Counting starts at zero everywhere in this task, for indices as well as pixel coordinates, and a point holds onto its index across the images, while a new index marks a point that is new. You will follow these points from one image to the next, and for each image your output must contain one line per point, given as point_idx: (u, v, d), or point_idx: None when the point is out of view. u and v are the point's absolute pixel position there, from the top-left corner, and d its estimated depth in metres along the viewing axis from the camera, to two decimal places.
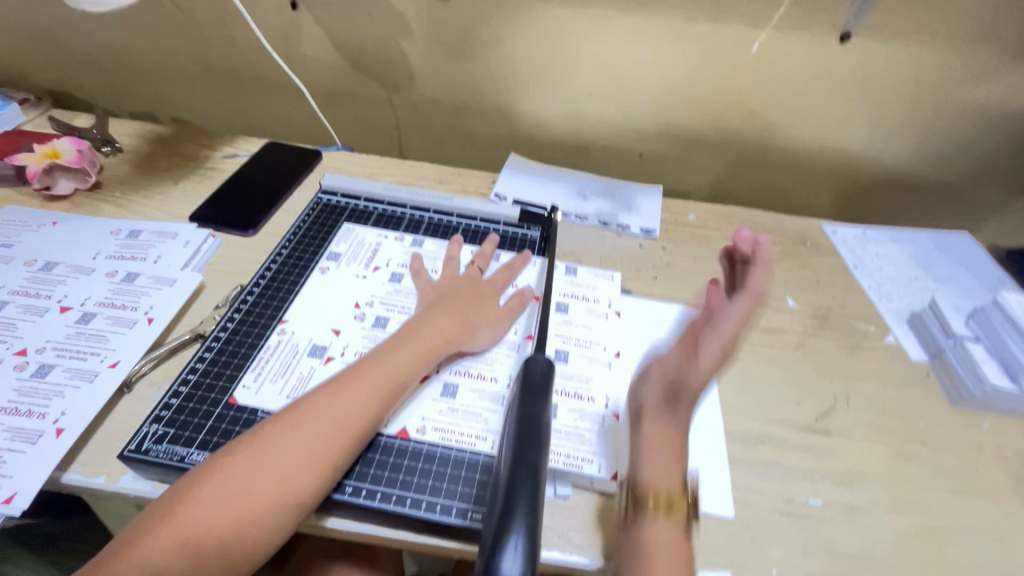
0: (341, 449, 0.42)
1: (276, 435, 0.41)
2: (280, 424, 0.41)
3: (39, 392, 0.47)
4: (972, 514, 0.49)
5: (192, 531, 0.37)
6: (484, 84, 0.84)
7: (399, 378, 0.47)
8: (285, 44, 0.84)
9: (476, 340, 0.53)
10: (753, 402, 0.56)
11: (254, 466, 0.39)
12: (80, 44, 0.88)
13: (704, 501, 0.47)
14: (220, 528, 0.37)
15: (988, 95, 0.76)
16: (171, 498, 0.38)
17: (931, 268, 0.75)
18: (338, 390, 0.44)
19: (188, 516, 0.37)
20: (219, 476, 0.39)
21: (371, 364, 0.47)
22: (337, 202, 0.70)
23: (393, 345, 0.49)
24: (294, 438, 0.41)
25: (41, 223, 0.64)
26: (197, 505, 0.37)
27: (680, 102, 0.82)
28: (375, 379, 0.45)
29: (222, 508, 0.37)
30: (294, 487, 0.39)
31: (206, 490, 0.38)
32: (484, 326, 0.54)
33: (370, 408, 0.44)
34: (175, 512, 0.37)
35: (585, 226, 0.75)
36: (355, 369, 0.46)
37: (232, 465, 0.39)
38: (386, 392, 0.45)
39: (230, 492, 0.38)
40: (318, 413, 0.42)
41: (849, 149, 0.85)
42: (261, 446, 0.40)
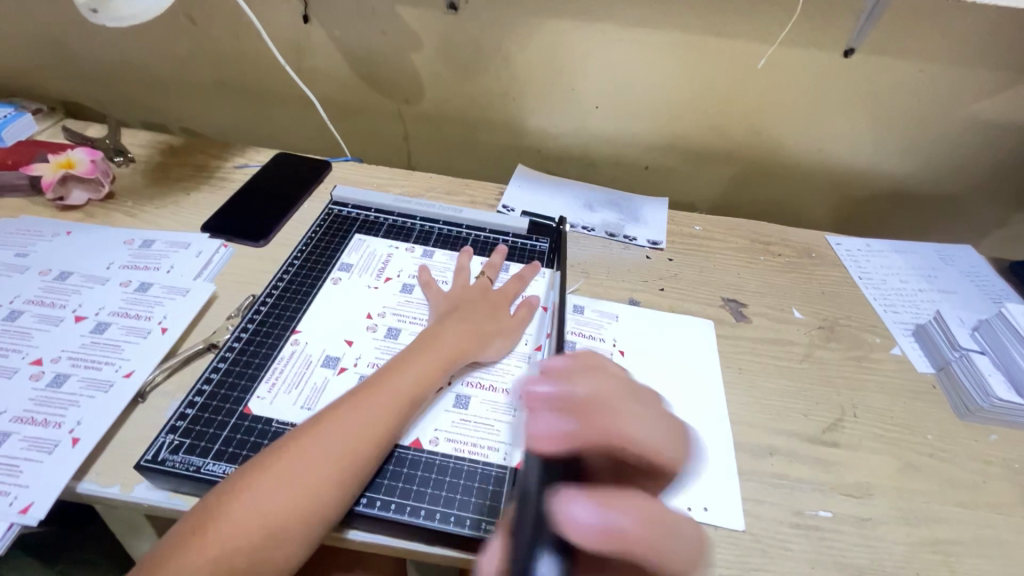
0: (364, 463, 0.42)
1: (300, 449, 0.41)
2: (304, 438, 0.42)
3: (54, 401, 0.48)
4: (981, 527, 0.50)
5: (223, 548, 0.37)
6: (493, 96, 0.85)
7: (417, 390, 0.47)
8: (296, 57, 0.85)
9: (489, 350, 0.54)
10: (762, 413, 0.56)
11: (280, 482, 0.39)
12: (94, 56, 0.89)
13: (715, 514, 0.48)
14: (252, 544, 0.37)
15: (989, 110, 0.77)
16: (202, 514, 0.38)
17: (935, 280, 0.75)
18: (358, 403, 0.44)
19: (219, 533, 0.37)
20: (251, 491, 0.39)
21: (389, 376, 0.47)
22: (348, 213, 0.71)
23: (410, 355, 0.49)
24: (318, 452, 0.41)
25: (55, 232, 0.65)
26: (228, 522, 0.37)
27: (685, 115, 0.83)
28: (394, 391, 0.46)
29: (254, 524, 0.38)
30: (321, 502, 0.40)
31: (234, 506, 0.38)
32: (497, 337, 0.55)
33: (391, 420, 0.44)
34: (204, 530, 0.37)
35: (592, 237, 0.76)
36: (373, 381, 0.46)
37: (259, 481, 0.39)
38: (405, 404, 0.46)
39: (260, 507, 0.38)
40: (343, 425, 0.43)
41: (852, 163, 0.86)
42: (290, 460, 0.40)
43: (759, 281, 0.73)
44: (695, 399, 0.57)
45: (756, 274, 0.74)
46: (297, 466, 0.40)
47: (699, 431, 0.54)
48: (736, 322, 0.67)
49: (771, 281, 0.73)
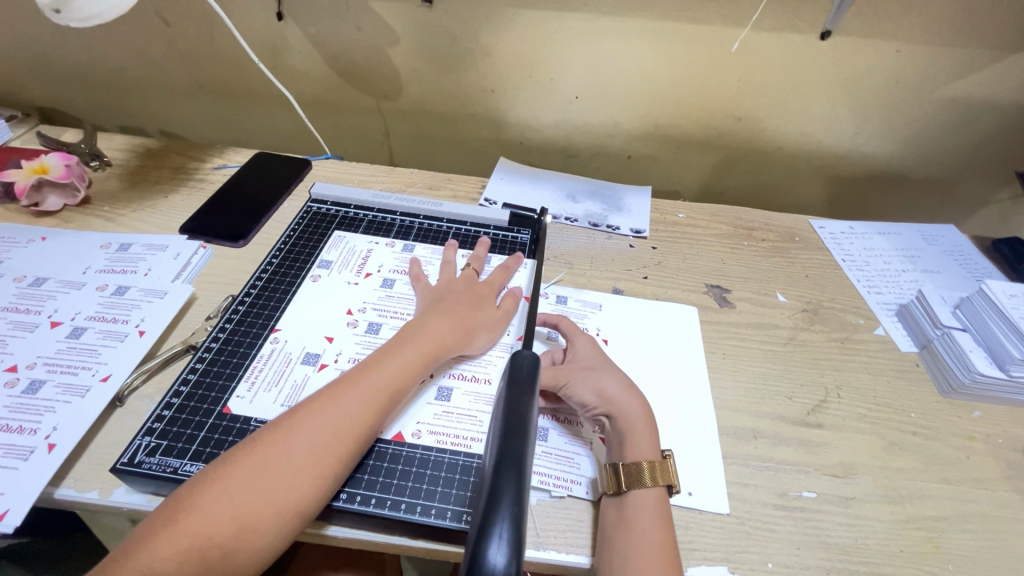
0: (341, 458, 0.42)
1: (273, 442, 0.41)
2: (277, 431, 0.41)
3: (30, 408, 0.47)
4: (965, 503, 0.50)
5: (193, 539, 0.36)
6: (472, 90, 0.85)
7: (397, 384, 0.47)
8: (272, 55, 0.84)
9: (474, 346, 0.53)
10: (746, 397, 0.57)
11: (253, 473, 0.39)
12: (67, 60, 0.88)
13: (700, 499, 0.48)
14: (221, 535, 0.37)
15: (966, 89, 0.77)
16: (173, 507, 0.38)
17: (918, 260, 0.76)
18: (335, 397, 0.44)
19: (190, 524, 0.37)
20: (221, 483, 0.38)
21: (367, 370, 0.46)
22: (327, 210, 0.71)
23: (392, 349, 0.49)
24: (292, 444, 0.41)
25: (30, 238, 0.64)
26: (198, 512, 0.37)
27: (666, 103, 0.83)
28: (373, 385, 0.45)
29: (223, 515, 0.37)
30: (295, 495, 0.39)
31: (206, 497, 0.38)
32: (482, 329, 0.54)
33: (370, 414, 0.44)
34: (176, 521, 0.37)
35: (575, 227, 0.76)
36: (352, 376, 0.46)
37: (229, 473, 0.39)
38: (385, 398, 0.45)
39: (231, 498, 0.38)
40: (316, 419, 0.42)
41: (833, 146, 0.86)
42: (261, 453, 0.40)
43: (742, 266, 0.73)
44: (679, 385, 0.57)
45: (740, 259, 0.74)
46: (269, 459, 0.40)
47: (682, 416, 0.54)
48: (719, 307, 0.67)
49: (755, 265, 0.73)
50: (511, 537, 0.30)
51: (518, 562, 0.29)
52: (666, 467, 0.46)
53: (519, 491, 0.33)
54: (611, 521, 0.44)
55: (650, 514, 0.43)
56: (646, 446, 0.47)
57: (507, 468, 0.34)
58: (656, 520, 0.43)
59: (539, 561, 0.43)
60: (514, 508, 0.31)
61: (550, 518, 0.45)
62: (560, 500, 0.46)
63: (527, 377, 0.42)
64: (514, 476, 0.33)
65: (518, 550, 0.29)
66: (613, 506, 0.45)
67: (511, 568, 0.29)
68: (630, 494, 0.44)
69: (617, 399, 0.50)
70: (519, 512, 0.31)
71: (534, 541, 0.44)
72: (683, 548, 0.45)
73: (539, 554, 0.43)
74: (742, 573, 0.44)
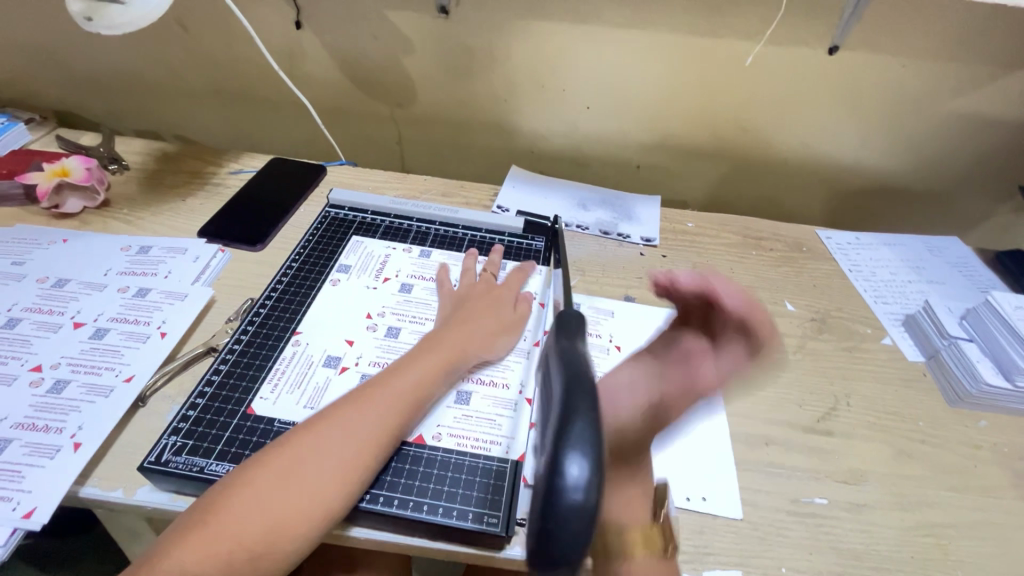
0: (367, 466, 0.42)
1: (301, 447, 0.41)
2: (303, 435, 0.42)
3: (55, 407, 0.48)
4: (973, 511, 0.51)
5: (223, 542, 0.37)
6: (486, 99, 0.86)
7: (423, 389, 0.48)
8: (289, 62, 0.86)
9: (495, 350, 0.55)
10: (757, 404, 0.57)
11: (279, 479, 0.40)
12: (86, 65, 0.89)
13: (713, 504, 0.48)
14: (248, 538, 0.38)
15: (969, 104, 0.79)
16: (201, 511, 0.39)
17: (923, 272, 0.77)
18: (360, 403, 0.45)
19: (218, 529, 0.37)
20: (249, 488, 0.39)
21: (394, 375, 0.48)
22: (344, 215, 0.72)
23: (418, 354, 0.50)
24: (319, 449, 0.41)
25: (51, 240, 0.65)
26: (227, 515, 0.38)
27: (676, 114, 0.85)
28: (399, 391, 0.46)
29: (251, 517, 0.38)
30: (321, 502, 0.40)
31: (233, 503, 0.39)
32: (502, 334, 0.56)
33: (395, 420, 0.45)
34: (206, 522, 0.38)
35: (587, 235, 0.77)
36: (376, 382, 0.47)
37: (258, 476, 0.40)
38: (409, 405, 0.46)
39: (258, 504, 0.39)
40: (344, 423, 0.43)
41: (840, 158, 0.87)
42: (289, 456, 0.41)
43: (751, 275, 0.74)
44: (692, 392, 0.57)
45: (748, 268, 0.75)
46: (296, 463, 0.41)
47: (695, 423, 0.55)
48: None
49: (763, 275, 0.74)
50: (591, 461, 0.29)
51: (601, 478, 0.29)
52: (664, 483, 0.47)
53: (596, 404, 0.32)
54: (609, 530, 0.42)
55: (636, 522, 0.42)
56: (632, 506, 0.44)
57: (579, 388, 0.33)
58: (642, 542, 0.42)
59: None
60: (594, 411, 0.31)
61: None
62: None
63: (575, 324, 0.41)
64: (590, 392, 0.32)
65: (599, 468, 0.29)
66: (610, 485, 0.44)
67: (592, 484, 0.29)
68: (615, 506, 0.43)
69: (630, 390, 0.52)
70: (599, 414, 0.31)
71: None
72: (698, 552, 0.45)
73: None
74: None
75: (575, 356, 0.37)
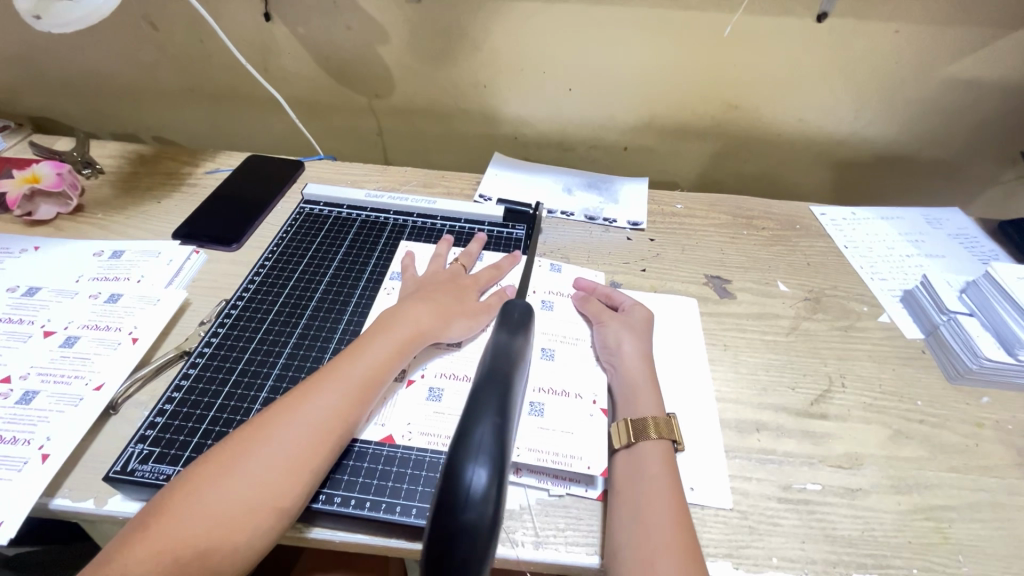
0: (322, 453, 0.42)
1: (251, 441, 0.40)
2: (257, 431, 0.41)
3: (24, 418, 0.47)
4: (975, 492, 0.49)
5: (166, 542, 0.36)
6: (465, 85, 0.84)
7: (376, 374, 0.47)
8: (261, 57, 0.84)
9: (452, 333, 0.53)
10: (748, 388, 0.56)
11: (230, 474, 0.39)
12: (58, 69, 0.88)
13: (700, 493, 0.47)
14: (195, 537, 0.36)
15: (967, 69, 0.76)
16: (151, 511, 0.37)
17: (922, 245, 0.74)
18: (309, 392, 0.44)
19: (167, 531, 0.36)
20: (200, 487, 0.38)
21: (346, 361, 0.47)
22: (320, 211, 0.70)
23: (368, 340, 0.49)
24: (269, 443, 0.40)
25: (22, 249, 0.64)
26: (171, 518, 0.37)
27: (661, 92, 0.82)
28: (351, 377, 0.45)
29: (199, 513, 0.37)
30: (274, 497, 0.39)
31: (183, 504, 0.37)
32: (461, 315, 0.54)
33: (350, 409, 0.44)
34: (148, 527, 0.36)
35: (571, 221, 0.75)
36: (326, 371, 0.46)
37: (210, 474, 0.39)
38: (364, 389, 0.45)
39: (209, 503, 0.37)
40: (292, 416, 0.42)
41: (833, 131, 0.84)
42: (242, 451, 0.40)
43: (742, 255, 0.72)
44: (676, 378, 0.56)
45: (740, 249, 0.73)
46: (249, 460, 0.39)
47: (679, 410, 0.53)
48: (719, 298, 0.66)
49: (755, 255, 0.72)
50: (491, 467, 0.32)
51: (498, 484, 0.31)
52: (670, 424, 0.48)
53: (503, 413, 0.35)
54: (621, 478, 0.45)
55: (658, 465, 0.45)
56: (658, 466, 0.45)
57: (493, 391, 0.37)
58: (667, 499, 0.43)
59: (544, 561, 0.42)
60: (498, 419, 0.35)
61: (552, 517, 0.44)
62: (559, 499, 0.46)
63: (519, 320, 0.46)
64: (498, 395, 0.36)
65: (498, 471, 0.32)
66: (623, 459, 0.46)
67: (490, 492, 0.31)
68: (638, 448, 0.46)
69: (627, 361, 0.53)
70: (502, 422, 0.35)
71: (532, 540, 0.43)
72: None
73: (543, 554, 0.42)
74: (746, 569, 0.43)
75: (503, 352, 0.41)
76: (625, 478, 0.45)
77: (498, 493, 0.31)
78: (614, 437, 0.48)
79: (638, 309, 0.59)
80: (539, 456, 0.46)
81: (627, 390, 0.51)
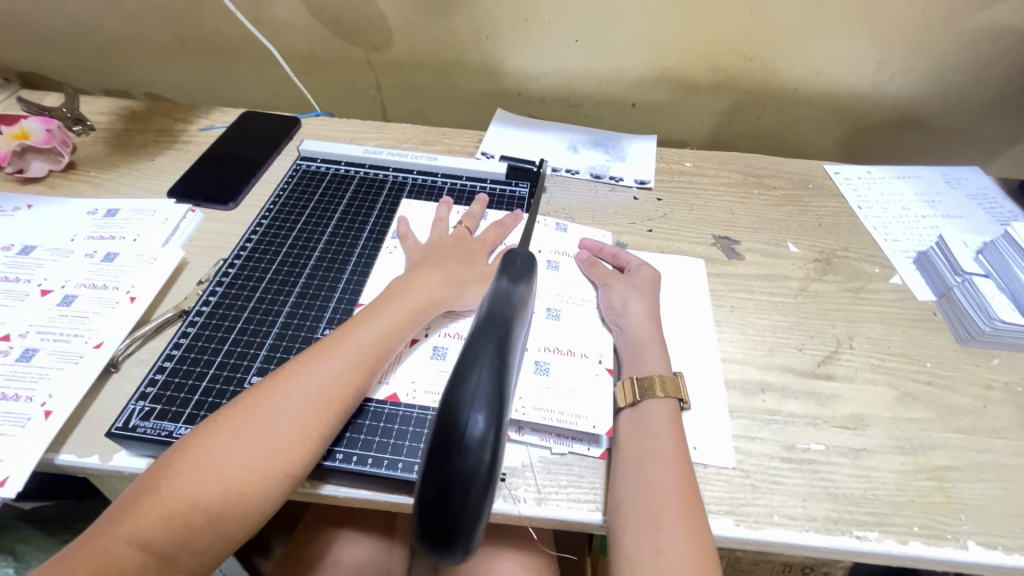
0: (329, 421, 0.41)
1: (258, 406, 0.40)
2: (264, 396, 0.41)
3: (25, 376, 0.47)
4: (981, 453, 0.48)
5: (178, 506, 0.36)
6: (466, 37, 0.80)
7: (385, 342, 0.45)
8: (252, 6, 0.80)
9: (465, 302, 0.51)
10: (754, 349, 0.55)
11: (238, 440, 0.38)
12: (43, 20, 0.84)
13: (705, 451, 0.47)
14: (203, 500, 0.36)
15: (999, 17, 0.71)
16: (157, 472, 0.37)
17: (938, 206, 0.72)
18: (318, 358, 0.43)
19: (173, 493, 0.36)
20: (205, 450, 0.38)
21: (354, 327, 0.46)
22: (317, 168, 0.68)
23: (379, 306, 0.48)
24: (278, 410, 0.40)
25: (15, 207, 0.62)
26: (179, 483, 0.36)
27: (672, 45, 0.78)
28: (359, 345, 0.44)
29: (208, 478, 0.37)
30: (281, 463, 0.38)
31: (188, 466, 0.37)
32: (472, 283, 0.52)
33: (357, 377, 0.43)
34: (157, 490, 0.36)
35: (576, 180, 0.73)
36: (335, 337, 0.45)
37: (216, 437, 0.38)
38: (373, 358, 0.44)
39: (215, 467, 0.37)
40: (299, 382, 0.41)
41: (852, 86, 0.80)
42: (248, 417, 0.39)
43: (751, 216, 0.70)
44: (682, 339, 0.55)
45: (749, 209, 0.71)
46: (255, 425, 0.39)
47: (683, 368, 0.52)
48: (728, 259, 0.64)
49: (765, 215, 0.70)
50: (491, 414, 0.29)
51: (497, 431, 0.29)
52: (676, 383, 0.48)
53: (503, 352, 0.32)
54: (626, 436, 0.45)
55: (665, 424, 0.45)
56: (661, 415, 0.45)
57: (490, 330, 0.33)
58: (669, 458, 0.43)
59: (548, 517, 0.42)
60: (496, 360, 0.31)
61: (554, 474, 0.44)
62: (562, 457, 0.46)
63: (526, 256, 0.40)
64: (496, 335, 0.32)
65: (497, 415, 0.29)
66: (628, 416, 0.46)
67: (488, 438, 0.29)
68: (644, 406, 0.46)
69: (632, 321, 0.52)
70: (503, 361, 0.31)
71: (535, 497, 0.43)
72: None
73: (548, 510, 0.43)
74: (747, 525, 0.43)
75: (503, 291, 0.36)
76: (630, 435, 0.45)
77: (496, 438, 0.29)
78: (620, 397, 0.47)
79: (645, 267, 0.58)
80: (544, 415, 0.46)
81: (632, 349, 0.50)
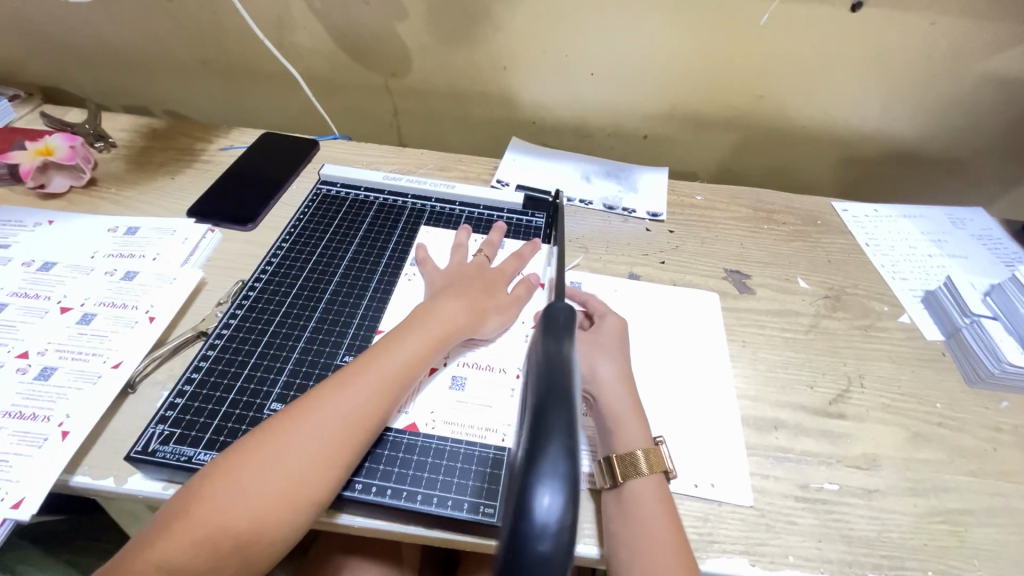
0: (354, 447, 0.41)
1: (284, 431, 0.40)
2: (290, 421, 0.41)
3: (43, 395, 0.47)
4: (991, 497, 0.49)
5: (208, 532, 0.36)
6: (483, 67, 0.82)
7: (408, 369, 0.46)
8: (276, 31, 0.82)
9: (486, 329, 0.53)
10: (765, 384, 0.55)
11: (265, 464, 0.38)
12: (71, 37, 0.86)
13: (721, 489, 0.47)
14: (231, 527, 0.36)
15: (1002, 65, 0.74)
16: (186, 497, 0.37)
17: (944, 245, 0.73)
18: (343, 384, 0.43)
19: (202, 519, 0.36)
20: (232, 476, 0.38)
21: (379, 354, 0.46)
22: (336, 192, 0.69)
23: (402, 333, 0.48)
24: (304, 435, 0.40)
25: (36, 222, 0.63)
26: (210, 508, 0.37)
27: (685, 82, 0.80)
28: (384, 372, 0.45)
29: (239, 508, 0.37)
30: (307, 490, 0.39)
31: (217, 492, 0.37)
32: (493, 312, 0.53)
33: (382, 403, 0.43)
34: (188, 515, 0.36)
35: (590, 210, 0.74)
36: (359, 364, 0.45)
37: (243, 463, 0.38)
38: (397, 385, 0.45)
39: (243, 494, 0.37)
40: (325, 408, 0.42)
41: (859, 126, 0.83)
42: (275, 443, 0.40)
43: (762, 250, 0.71)
44: (695, 374, 0.55)
45: (759, 244, 0.72)
46: (281, 451, 0.39)
47: (698, 403, 0.53)
48: (739, 294, 0.65)
49: (775, 250, 0.71)
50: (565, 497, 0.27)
51: (573, 521, 0.26)
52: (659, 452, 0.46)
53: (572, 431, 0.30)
54: (613, 515, 0.43)
55: (652, 501, 0.43)
56: (637, 434, 0.47)
57: (556, 405, 0.31)
58: (657, 499, 0.43)
59: None
60: (568, 438, 0.29)
61: None
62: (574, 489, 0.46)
63: (565, 324, 0.39)
64: (564, 408, 0.30)
65: (573, 496, 0.27)
66: (613, 498, 0.44)
67: (566, 520, 0.26)
68: (627, 486, 0.44)
69: (605, 383, 0.49)
70: (573, 444, 0.29)
71: None
72: (702, 540, 0.44)
73: None
74: (763, 566, 0.43)
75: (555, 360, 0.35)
76: (615, 516, 0.43)
77: (574, 520, 0.27)
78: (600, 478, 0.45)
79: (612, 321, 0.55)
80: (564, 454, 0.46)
81: (618, 418, 0.47)
